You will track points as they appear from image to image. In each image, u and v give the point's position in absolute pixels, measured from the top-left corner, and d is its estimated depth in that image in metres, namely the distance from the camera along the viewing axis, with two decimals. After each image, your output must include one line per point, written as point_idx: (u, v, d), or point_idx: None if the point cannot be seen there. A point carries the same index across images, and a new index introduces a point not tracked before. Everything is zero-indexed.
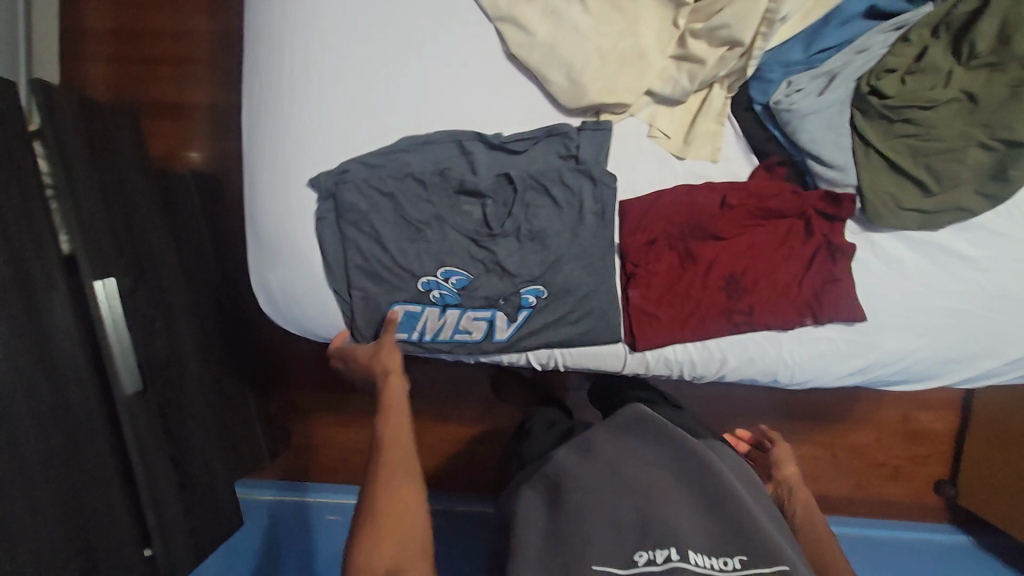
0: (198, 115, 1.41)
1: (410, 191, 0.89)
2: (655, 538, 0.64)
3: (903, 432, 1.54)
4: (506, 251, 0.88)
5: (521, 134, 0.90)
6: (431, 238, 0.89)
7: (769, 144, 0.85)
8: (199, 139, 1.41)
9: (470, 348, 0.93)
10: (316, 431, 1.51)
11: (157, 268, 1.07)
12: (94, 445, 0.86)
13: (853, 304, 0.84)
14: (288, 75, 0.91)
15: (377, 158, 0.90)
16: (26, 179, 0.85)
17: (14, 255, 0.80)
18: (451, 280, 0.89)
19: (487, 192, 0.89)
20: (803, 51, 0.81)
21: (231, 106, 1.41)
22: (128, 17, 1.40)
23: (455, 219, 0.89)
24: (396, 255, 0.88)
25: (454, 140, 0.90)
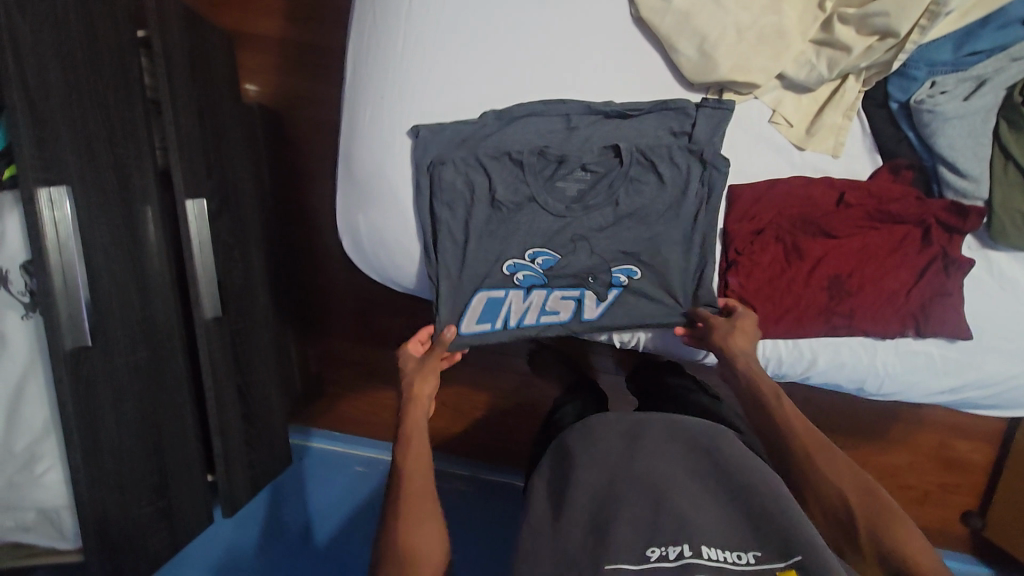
0: (263, 45, 1.34)
1: (507, 169, 0.86)
2: (668, 533, 0.59)
3: (935, 459, 1.49)
4: (602, 224, 0.86)
5: (636, 104, 0.85)
6: (524, 219, 0.86)
7: (899, 145, 0.82)
8: (261, 69, 1.36)
9: (558, 329, 0.91)
10: (345, 381, 1.46)
11: (237, 196, 1.06)
12: (174, 365, 0.85)
13: (959, 320, 0.81)
14: (405, 9, 0.87)
15: (470, 131, 0.86)
16: (133, 86, 0.82)
17: (117, 162, 0.78)
18: (536, 260, 0.87)
19: (591, 164, 0.86)
20: (952, 52, 0.77)
21: (299, 35, 1.34)
22: None
23: (550, 199, 0.86)
24: (486, 235, 0.87)
25: (557, 113, 0.86)
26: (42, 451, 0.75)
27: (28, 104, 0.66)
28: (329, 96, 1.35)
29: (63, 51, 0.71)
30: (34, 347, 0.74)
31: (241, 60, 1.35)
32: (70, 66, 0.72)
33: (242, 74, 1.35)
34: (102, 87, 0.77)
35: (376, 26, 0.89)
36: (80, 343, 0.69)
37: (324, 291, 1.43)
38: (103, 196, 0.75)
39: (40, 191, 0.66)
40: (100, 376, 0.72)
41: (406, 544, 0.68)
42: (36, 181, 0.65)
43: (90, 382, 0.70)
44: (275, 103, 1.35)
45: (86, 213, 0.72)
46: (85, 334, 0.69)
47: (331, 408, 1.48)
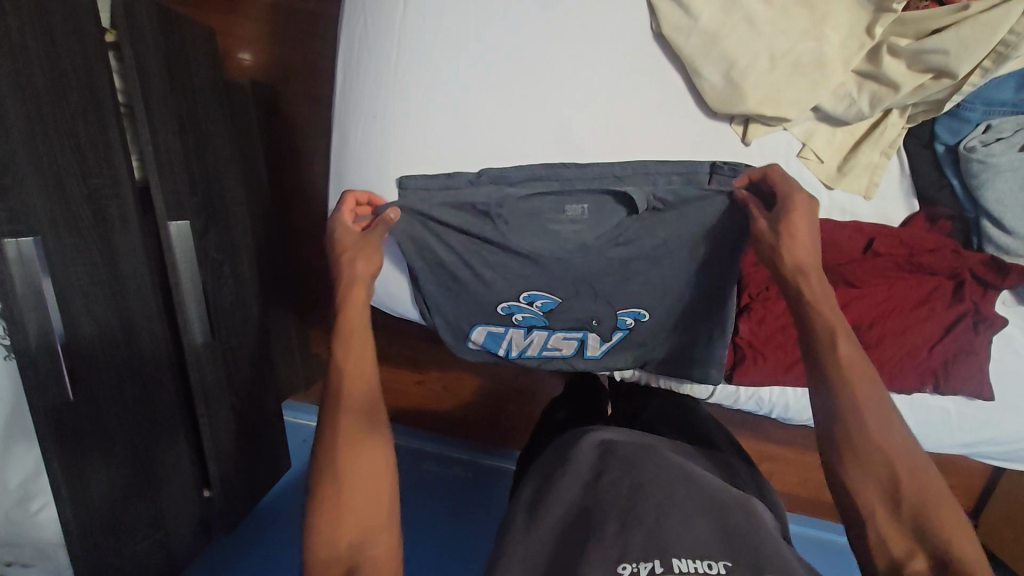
0: (253, 14, 1.22)
1: (486, 222, 0.76)
2: (641, 549, 0.57)
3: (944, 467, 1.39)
4: (609, 290, 0.80)
5: (654, 170, 0.75)
6: (517, 271, 0.79)
7: (939, 193, 0.75)
8: (250, 38, 1.23)
9: (558, 361, 0.91)
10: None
11: (224, 204, 1.00)
12: (164, 395, 0.84)
13: (983, 381, 0.77)
14: (401, 17, 0.77)
15: (464, 191, 0.76)
16: (106, 105, 0.76)
17: (93, 193, 0.73)
18: (538, 305, 0.82)
19: (592, 207, 0.76)
20: (1015, 89, 0.69)
21: (289, 8, 1.21)
22: None
23: (546, 259, 0.77)
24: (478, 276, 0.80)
25: (556, 179, 0.77)
26: (36, 488, 0.75)
27: None
28: (322, 75, 1.24)
29: (21, 79, 0.65)
30: (14, 389, 0.72)
31: (226, 34, 1.24)
32: (29, 96, 0.66)
33: (231, 44, 1.23)
34: (68, 110, 0.70)
35: (366, 34, 0.79)
36: (62, 398, 0.67)
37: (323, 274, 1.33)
38: (78, 233, 0.71)
39: (7, 242, 0.62)
40: (87, 425, 0.71)
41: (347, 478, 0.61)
42: (1, 233, 0.61)
43: (76, 431, 0.69)
44: (265, 80, 1.24)
45: (61, 256, 0.68)
46: (67, 388, 0.67)
47: None
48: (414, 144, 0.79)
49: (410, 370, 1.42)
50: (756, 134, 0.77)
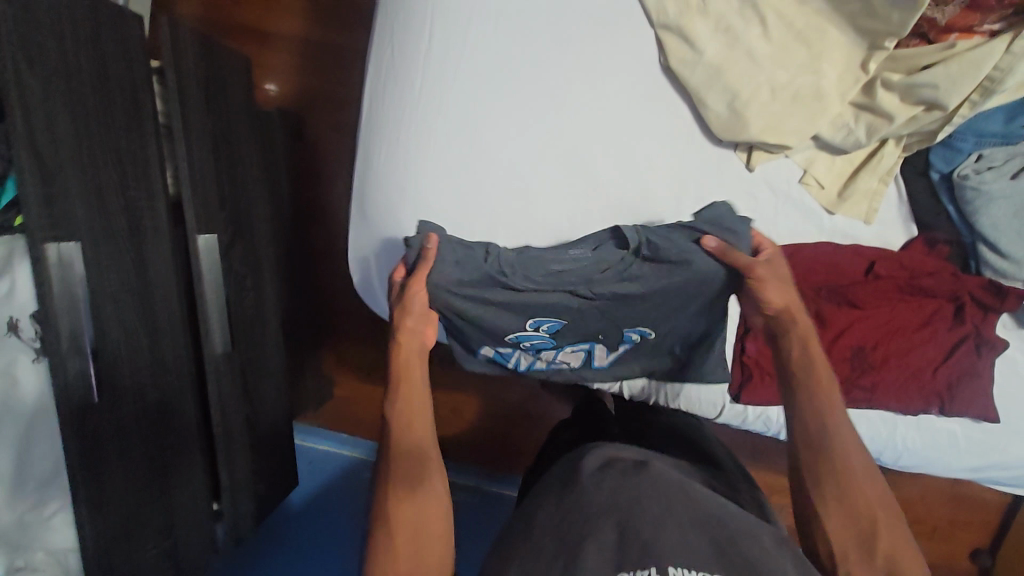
0: (285, 47, 1.30)
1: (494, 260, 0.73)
2: (637, 557, 0.58)
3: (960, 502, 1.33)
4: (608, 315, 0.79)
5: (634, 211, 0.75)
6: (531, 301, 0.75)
7: (937, 219, 0.78)
8: (280, 70, 1.31)
9: (567, 374, 0.87)
10: (351, 392, 1.39)
11: (250, 221, 1.05)
12: (182, 402, 0.86)
13: (987, 403, 0.78)
14: (427, 47, 0.82)
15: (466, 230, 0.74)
16: (147, 123, 0.81)
17: (130, 204, 0.77)
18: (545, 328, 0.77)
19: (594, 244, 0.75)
20: (1003, 122, 0.73)
21: (319, 43, 1.29)
22: None
23: (545, 294, 0.74)
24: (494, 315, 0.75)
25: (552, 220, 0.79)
26: (51, 493, 0.76)
27: (36, 159, 0.64)
28: (347, 105, 1.31)
29: (75, 97, 0.70)
30: (44, 389, 0.75)
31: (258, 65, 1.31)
32: (82, 112, 0.71)
33: (262, 74, 1.30)
34: (114, 128, 0.75)
35: (393, 63, 0.85)
36: (86, 399, 0.69)
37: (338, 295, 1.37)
38: (113, 241, 0.74)
39: (48, 247, 0.65)
40: (107, 429, 0.73)
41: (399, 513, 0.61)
42: (44, 238, 0.65)
43: (97, 432, 0.71)
44: (292, 108, 1.31)
45: (97, 263, 0.71)
46: (92, 389, 0.69)
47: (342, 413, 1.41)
48: (435, 166, 0.84)
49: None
50: (760, 160, 0.81)
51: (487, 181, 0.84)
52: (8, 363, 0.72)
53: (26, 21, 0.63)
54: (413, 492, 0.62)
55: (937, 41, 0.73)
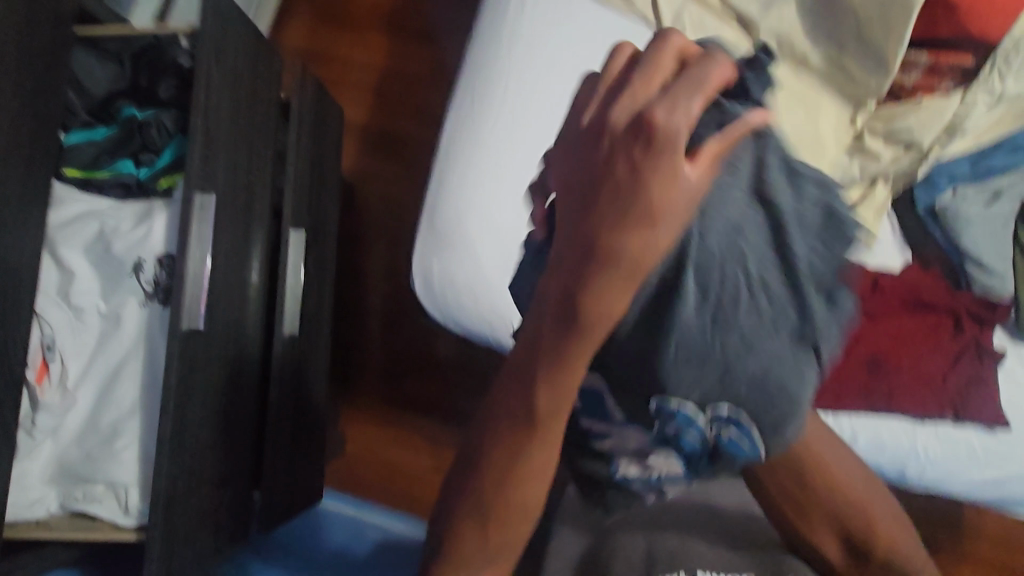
0: (359, 129, 1.58)
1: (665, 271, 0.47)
2: None
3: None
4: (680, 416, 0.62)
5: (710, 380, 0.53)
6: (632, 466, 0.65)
7: (928, 242, 0.91)
8: (350, 150, 1.57)
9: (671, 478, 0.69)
10: (362, 447, 1.48)
11: (322, 241, 1.19)
12: (249, 371, 0.92)
13: (996, 409, 0.85)
14: (501, 92, 1.03)
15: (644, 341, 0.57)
16: (270, 131, 1.00)
17: (248, 187, 0.93)
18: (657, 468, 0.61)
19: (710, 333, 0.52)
20: (970, 166, 0.90)
21: (386, 128, 1.58)
22: (322, 38, 1.62)
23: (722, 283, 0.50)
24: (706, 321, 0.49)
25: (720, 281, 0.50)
26: (124, 429, 0.80)
27: (204, 129, 0.82)
28: (402, 177, 1.56)
29: (234, 94, 0.89)
30: (142, 332, 0.83)
31: None
32: (237, 107, 0.89)
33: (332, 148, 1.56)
34: (253, 125, 0.94)
35: (472, 105, 1.04)
36: (194, 326, 0.77)
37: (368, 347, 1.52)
38: (234, 210, 0.88)
39: (196, 195, 0.79)
40: (200, 360, 0.79)
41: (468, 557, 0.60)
42: (195, 187, 0.79)
43: (194, 360, 0.78)
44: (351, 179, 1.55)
45: (221, 219, 0.84)
46: (199, 319, 0.78)
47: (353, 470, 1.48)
48: (501, 185, 1.01)
49: (427, 457, 1.47)
50: None
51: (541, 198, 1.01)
52: (121, 304, 0.84)
53: (222, 31, 0.85)
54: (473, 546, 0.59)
55: (906, 100, 0.93)
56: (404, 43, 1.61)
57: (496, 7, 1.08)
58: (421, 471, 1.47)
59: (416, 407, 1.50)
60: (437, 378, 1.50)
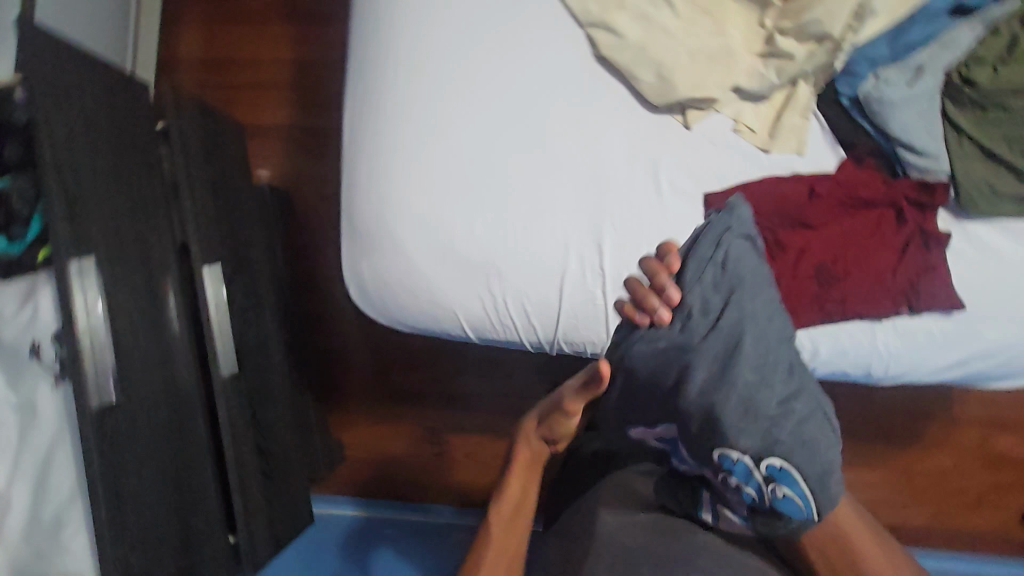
0: (272, 135, 1.52)
1: (723, 289, 0.75)
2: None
3: (985, 457, 1.52)
4: (735, 398, 0.70)
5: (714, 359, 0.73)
6: (660, 381, 0.77)
7: (857, 135, 0.87)
8: (268, 159, 1.52)
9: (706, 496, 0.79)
10: (362, 447, 1.59)
11: (253, 265, 1.11)
12: (191, 426, 0.88)
13: (950, 293, 0.82)
14: (391, 73, 0.96)
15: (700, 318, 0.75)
16: (152, 167, 0.91)
17: (139, 235, 0.85)
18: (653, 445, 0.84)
19: (691, 311, 0.75)
20: (888, 46, 0.84)
21: (304, 125, 1.51)
22: (215, 46, 1.53)
23: (744, 328, 0.73)
24: (716, 366, 0.72)
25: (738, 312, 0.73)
26: (68, 517, 0.78)
27: (63, 188, 0.73)
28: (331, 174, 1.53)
29: (91, 139, 0.80)
30: (61, 416, 0.79)
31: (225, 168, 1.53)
32: (100, 153, 0.81)
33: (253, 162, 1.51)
34: (127, 168, 0.85)
35: (367, 93, 0.98)
36: (106, 402, 0.72)
37: (343, 355, 1.57)
38: (127, 265, 0.81)
39: (71, 261, 0.72)
40: (123, 431, 0.76)
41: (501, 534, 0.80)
42: (67, 254, 0.72)
43: (114, 437, 0.73)
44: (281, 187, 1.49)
45: (110, 281, 0.78)
46: (109, 392, 0.73)
47: (358, 468, 1.60)
48: (411, 171, 0.95)
49: (427, 444, 1.59)
50: (695, 117, 0.92)
51: (456, 174, 0.95)
52: (31, 390, 0.78)
53: (55, 73, 0.75)
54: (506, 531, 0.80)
55: None
56: (299, 29, 1.50)
57: None
58: (423, 457, 1.59)
59: (404, 400, 1.58)
60: (417, 369, 1.58)
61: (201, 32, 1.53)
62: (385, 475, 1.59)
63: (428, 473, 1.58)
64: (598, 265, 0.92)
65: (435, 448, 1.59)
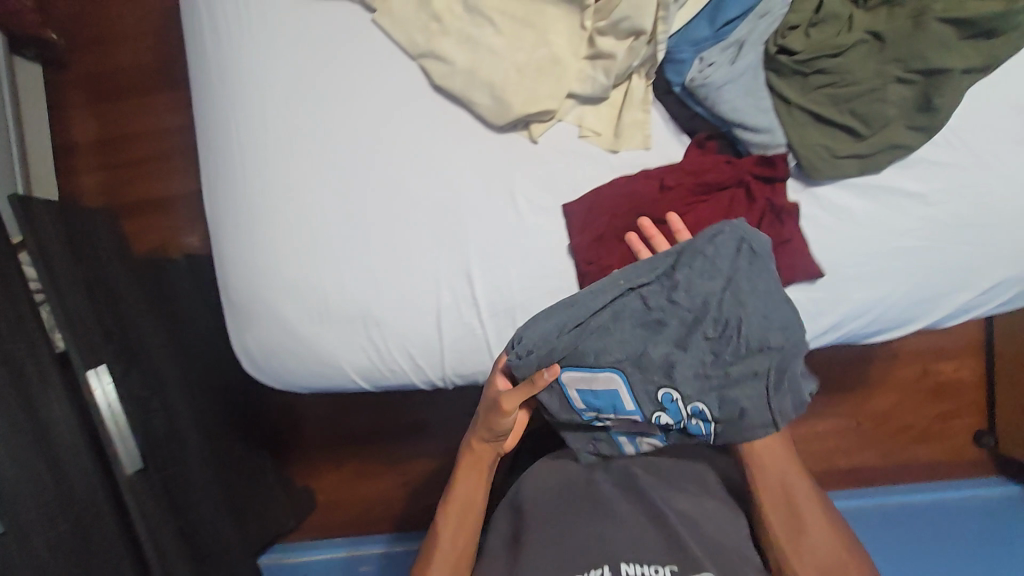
0: (186, 203, 1.55)
1: (712, 273, 0.80)
2: (596, 555, 0.75)
3: (930, 388, 1.56)
4: (692, 360, 0.79)
5: (690, 337, 0.79)
6: (619, 324, 0.80)
7: (695, 122, 0.87)
8: (191, 228, 1.54)
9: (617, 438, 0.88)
10: (330, 492, 1.60)
11: (150, 353, 1.13)
12: (101, 528, 0.91)
13: (808, 263, 0.82)
14: (236, 141, 0.96)
15: (682, 295, 0.80)
16: (10, 283, 0.89)
17: (6, 357, 0.85)
18: (577, 400, 0.84)
19: (684, 287, 0.80)
20: (709, 27, 0.82)
21: None
22: (111, 125, 1.55)
23: (719, 318, 0.79)
24: (684, 348, 0.79)
25: (721, 294, 0.79)
26: None
27: None
28: None
29: None
30: None
31: (147, 244, 1.54)
32: None
33: (182, 231, 1.54)
34: None
35: (219, 166, 0.97)
36: None
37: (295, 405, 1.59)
38: None
39: None
40: (13, 564, 0.79)
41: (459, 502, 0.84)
42: None
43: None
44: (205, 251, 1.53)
45: None
46: None
47: (330, 513, 1.60)
48: (274, 237, 0.94)
49: (394, 475, 1.59)
50: (539, 130, 0.91)
51: (320, 231, 0.94)
52: None
53: None
54: (464, 499, 0.84)
55: None
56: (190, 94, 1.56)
57: (197, 48, 0.97)
58: (393, 490, 1.60)
59: (364, 438, 1.60)
60: (372, 405, 1.59)
61: (95, 115, 1.55)
62: (359, 515, 1.60)
63: (400, 505, 1.59)
64: (470, 295, 0.92)
65: (404, 478, 1.60)
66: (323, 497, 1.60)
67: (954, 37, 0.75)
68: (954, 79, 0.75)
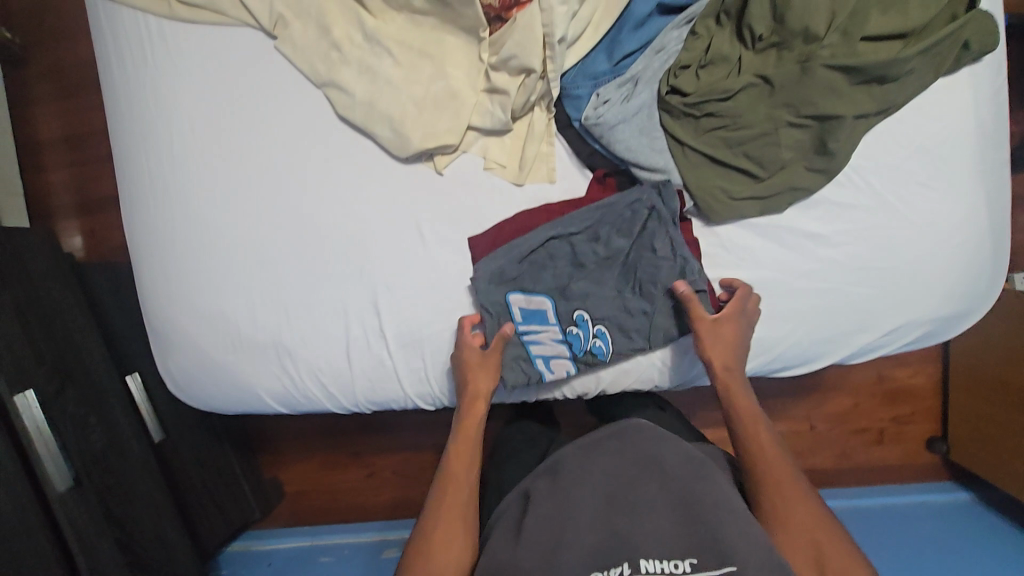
0: None
1: (624, 232, 0.84)
2: (615, 551, 0.62)
3: (885, 393, 1.48)
4: (602, 291, 0.86)
5: (602, 274, 0.86)
6: (553, 263, 0.86)
7: (594, 158, 0.86)
8: None
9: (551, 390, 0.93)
10: (298, 483, 1.54)
11: (87, 367, 1.08)
12: (31, 546, 0.90)
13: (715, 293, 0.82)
14: (147, 171, 0.95)
15: (598, 247, 0.85)
16: None
17: None
18: (515, 312, 0.87)
19: (603, 237, 0.84)
20: (607, 60, 0.81)
21: None
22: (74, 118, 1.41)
23: (631, 265, 0.85)
24: (597, 284, 0.86)
25: (633, 250, 0.85)
26: None
27: None
28: None
29: None
30: None
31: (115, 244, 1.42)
32: None
33: None
34: None
35: (132, 196, 0.97)
36: None
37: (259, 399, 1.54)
38: None
39: None
40: None
41: (450, 473, 0.79)
42: None
43: None
44: None
45: None
46: None
47: (299, 506, 1.55)
48: (187, 267, 0.95)
49: (359, 468, 1.52)
50: (444, 162, 0.89)
51: (231, 261, 0.94)
52: None
53: None
54: (460, 475, 0.79)
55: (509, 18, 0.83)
56: None
57: (105, 76, 0.96)
58: (360, 482, 1.53)
59: (331, 429, 1.52)
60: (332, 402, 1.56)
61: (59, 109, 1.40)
62: (329, 506, 1.54)
63: (367, 496, 1.52)
64: (379, 327, 0.93)
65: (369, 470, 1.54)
66: (291, 488, 1.55)
67: (846, 82, 0.74)
68: (847, 124, 0.74)
